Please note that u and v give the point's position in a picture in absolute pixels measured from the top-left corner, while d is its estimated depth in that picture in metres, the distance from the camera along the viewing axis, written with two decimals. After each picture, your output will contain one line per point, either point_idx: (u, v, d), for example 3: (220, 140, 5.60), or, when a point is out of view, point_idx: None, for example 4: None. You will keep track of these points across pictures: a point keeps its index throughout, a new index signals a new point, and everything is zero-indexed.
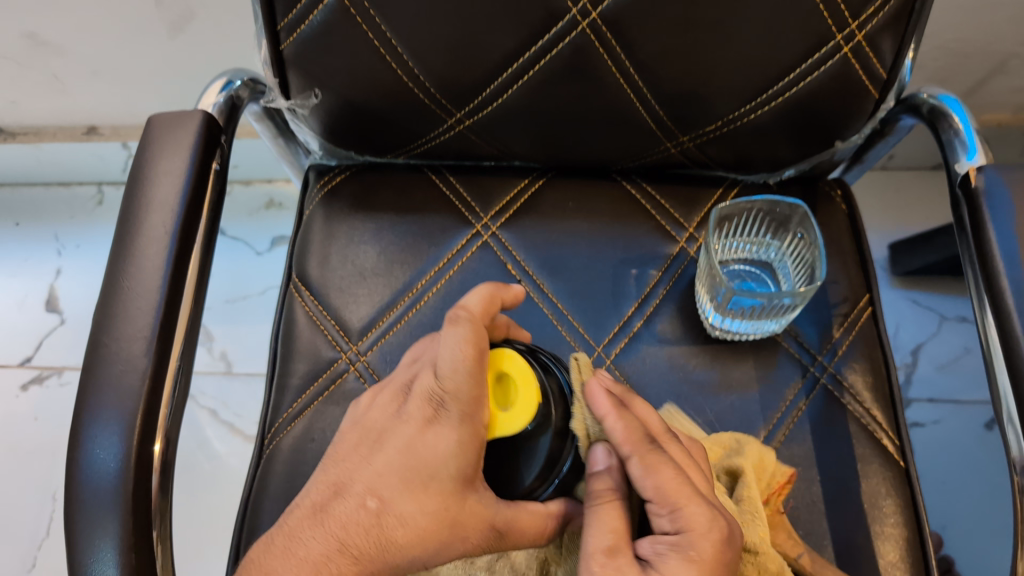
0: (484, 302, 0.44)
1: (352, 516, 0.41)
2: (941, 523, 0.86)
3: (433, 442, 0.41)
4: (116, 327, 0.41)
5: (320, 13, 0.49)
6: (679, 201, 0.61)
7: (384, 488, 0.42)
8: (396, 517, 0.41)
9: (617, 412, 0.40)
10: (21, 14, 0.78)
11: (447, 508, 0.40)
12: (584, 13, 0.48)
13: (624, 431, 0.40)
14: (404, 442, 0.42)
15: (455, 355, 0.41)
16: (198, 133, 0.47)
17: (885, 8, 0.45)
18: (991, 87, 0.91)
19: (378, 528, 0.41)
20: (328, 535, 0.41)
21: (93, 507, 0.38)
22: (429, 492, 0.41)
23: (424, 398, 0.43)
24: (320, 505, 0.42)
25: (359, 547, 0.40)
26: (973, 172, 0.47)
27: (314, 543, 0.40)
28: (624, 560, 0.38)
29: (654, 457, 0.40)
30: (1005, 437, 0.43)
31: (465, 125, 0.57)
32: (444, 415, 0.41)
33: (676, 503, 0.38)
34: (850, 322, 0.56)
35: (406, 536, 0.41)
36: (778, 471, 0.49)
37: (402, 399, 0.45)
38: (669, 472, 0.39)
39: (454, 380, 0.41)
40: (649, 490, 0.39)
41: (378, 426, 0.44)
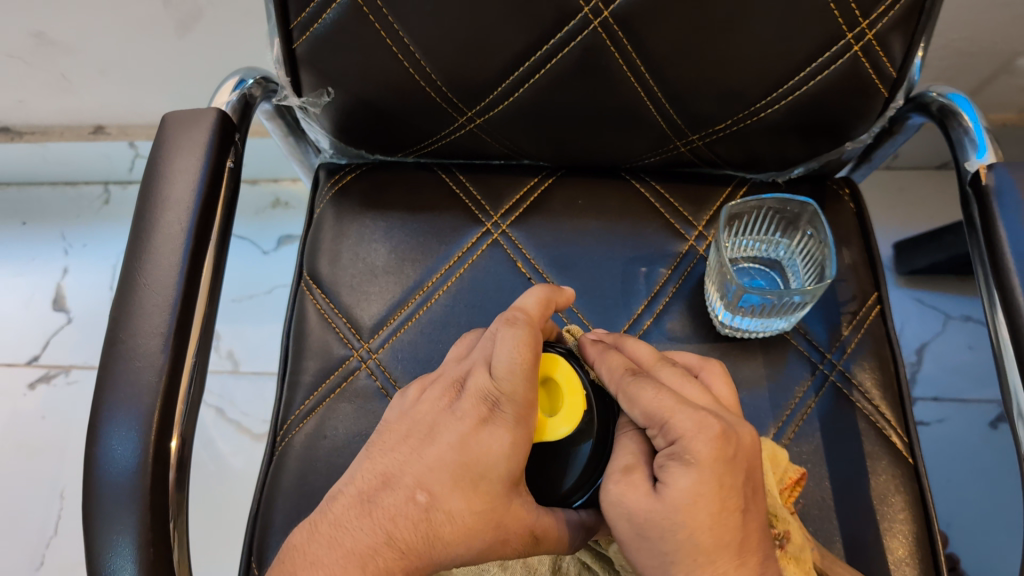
0: (541, 304, 0.45)
1: (400, 509, 0.40)
2: (946, 521, 0.86)
3: (486, 441, 0.41)
4: (133, 324, 0.42)
5: (332, 12, 0.49)
6: (688, 199, 0.61)
7: (433, 482, 0.41)
8: (443, 512, 0.40)
9: (601, 356, 0.44)
10: (30, 13, 0.78)
11: (494, 509, 0.40)
12: (595, 12, 0.48)
13: (608, 369, 0.43)
14: (458, 436, 0.42)
15: (511, 355, 0.41)
16: (212, 130, 0.47)
17: (895, 7, 0.46)
18: (996, 86, 0.92)
19: (426, 523, 0.40)
20: (375, 526, 0.40)
21: (111, 503, 0.39)
22: (478, 491, 0.40)
23: (478, 397, 0.42)
24: (367, 494, 0.42)
25: (406, 541, 0.40)
26: (983, 170, 0.47)
27: (360, 534, 0.40)
28: (638, 475, 0.39)
29: (636, 384, 0.41)
30: (1015, 433, 0.43)
31: (476, 124, 0.57)
32: (498, 416, 0.41)
33: (662, 418, 0.39)
34: (859, 319, 0.56)
35: (453, 533, 0.40)
36: (791, 466, 0.49)
37: (454, 394, 0.44)
38: (649, 391, 0.40)
39: (511, 381, 0.41)
40: (641, 414, 0.40)
41: (428, 418, 0.44)
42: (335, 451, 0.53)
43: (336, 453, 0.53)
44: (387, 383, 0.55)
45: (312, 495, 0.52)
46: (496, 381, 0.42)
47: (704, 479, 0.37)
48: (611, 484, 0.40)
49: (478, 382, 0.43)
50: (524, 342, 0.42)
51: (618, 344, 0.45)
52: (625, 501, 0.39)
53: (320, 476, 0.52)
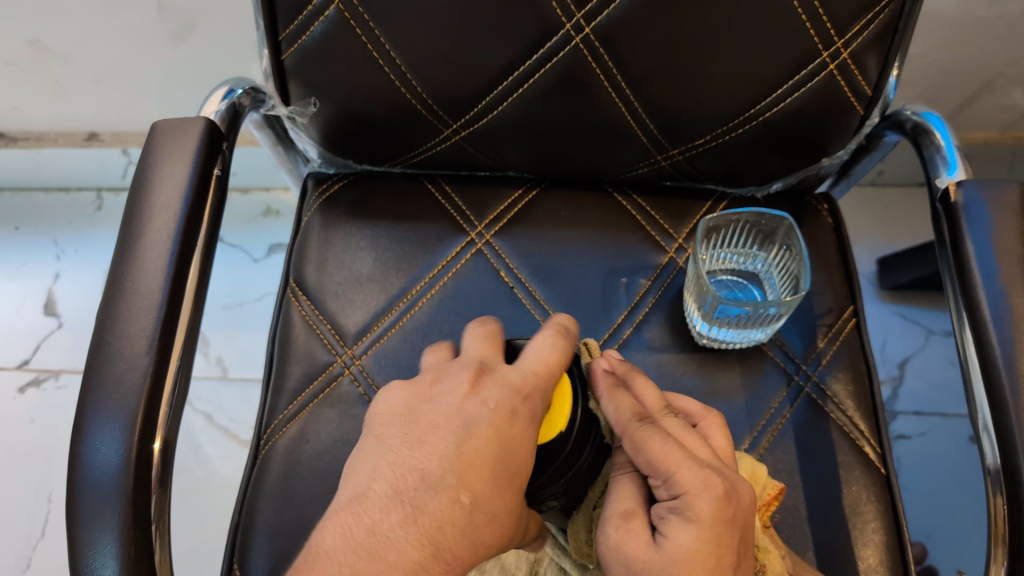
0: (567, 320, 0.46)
1: (444, 513, 0.38)
2: (925, 533, 0.87)
3: (519, 437, 0.40)
4: (118, 327, 0.43)
5: (321, 24, 0.50)
6: (669, 212, 0.62)
7: (474, 481, 0.39)
8: (486, 514, 0.38)
9: (609, 393, 0.44)
10: (26, 21, 0.80)
11: (524, 505, 0.40)
12: (577, 28, 0.50)
13: (616, 410, 0.44)
14: (494, 431, 0.39)
15: (545, 351, 0.43)
16: (201, 139, 0.48)
17: (869, 27, 0.47)
18: (978, 105, 0.93)
19: (470, 527, 0.38)
20: (421, 535, 0.37)
21: (94, 502, 0.39)
22: (513, 491, 0.39)
23: (506, 388, 0.41)
24: (405, 496, 0.38)
25: (450, 548, 0.38)
26: (953, 187, 0.49)
27: (408, 547, 0.37)
28: (637, 523, 0.40)
29: (643, 430, 0.42)
30: (981, 444, 0.44)
31: (462, 135, 0.58)
32: (524, 413, 0.41)
33: (667, 472, 0.40)
34: (835, 332, 0.57)
35: (491, 533, 0.39)
36: (769, 482, 0.49)
37: (472, 385, 0.42)
38: (657, 441, 0.41)
39: (546, 373, 0.42)
40: (645, 463, 0.41)
41: (449, 412, 0.41)
42: (317, 457, 0.54)
43: (318, 458, 0.54)
44: (369, 389, 0.56)
45: (293, 499, 0.52)
46: (529, 374, 0.42)
47: (703, 536, 0.38)
48: (610, 529, 0.40)
49: (497, 374, 0.42)
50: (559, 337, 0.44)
51: (629, 382, 0.45)
52: (623, 549, 0.39)
53: (302, 480, 0.53)
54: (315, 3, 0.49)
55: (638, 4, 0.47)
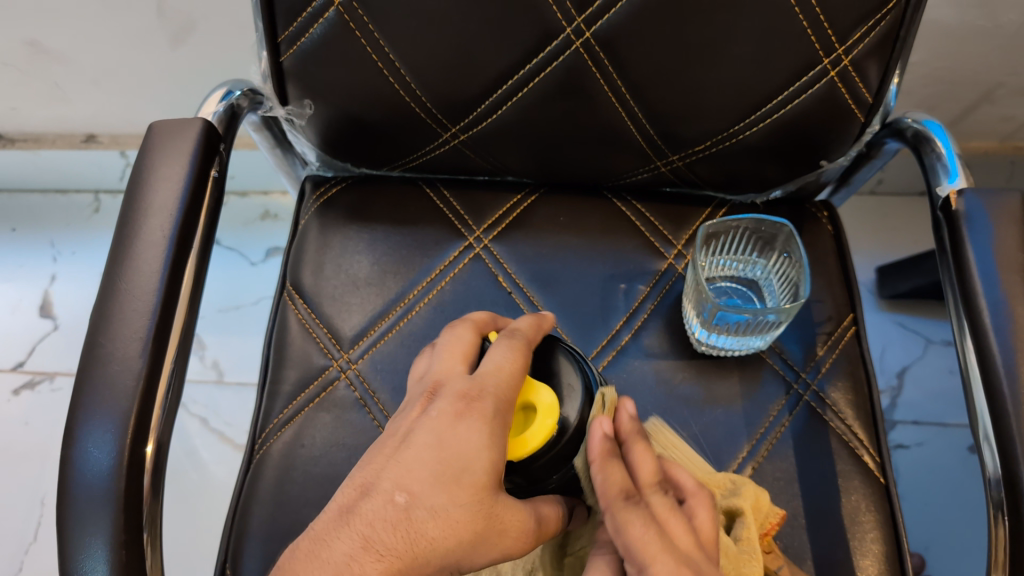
0: (532, 324, 0.46)
1: (379, 512, 0.38)
2: (923, 544, 0.87)
3: (464, 434, 0.39)
4: (112, 328, 0.42)
5: (320, 26, 0.50)
6: (668, 218, 0.62)
7: (413, 482, 0.39)
8: (426, 510, 0.39)
9: (602, 463, 0.42)
10: (24, 22, 0.79)
11: (480, 502, 0.39)
12: (578, 32, 0.49)
13: (604, 482, 0.41)
14: (436, 435, 0.40)
15: (503, 357, 0.42)
16: (198, 141, 0.48)
17: (871, 33, 0.47)
18: (977, 115, 0.93)
19: (408, 523, 0.38)
20: (354, 533, 0.38)
21: (85, 505, 0.39)
22: (461, 485, 0.39)
23: (455, 397, 0.41)
24: (345, 505, 0.39)
25: (387, 544, 0.38)
26: (954, 195, 0.48)
27: (339, 543, 0.38)
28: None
29: (626, 512, 0.40)
30: (982, 455, 0.44)
31: (461, 139, 0.58)
32: (474, 409, 0.40)
33: (643, 564, 0.39)
34: (834, 340, 0.57)
35: (436, 530, 0.38)
36: (771, 510, 0.49)
37: (428, 401, 0.42)
38: (638, 528, 0.40)
39: (495, 377, 0.41)
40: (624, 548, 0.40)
41: (402, 428, 0.42)
42: (312, 461, 0.53)
43: (313, 463, 0.53)
44: (366, 394, 0.56)
45: (288, 504, 0.52)
46: (478, 380, 0.41)
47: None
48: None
49: (450, 384, 0.42)
50: (514, 346, 0.43)
51: (623, 446, 0.43)
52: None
53: (296, 485, 0.53)
54: (315, 5, 0.49)
55: (639, 8, 0.47)
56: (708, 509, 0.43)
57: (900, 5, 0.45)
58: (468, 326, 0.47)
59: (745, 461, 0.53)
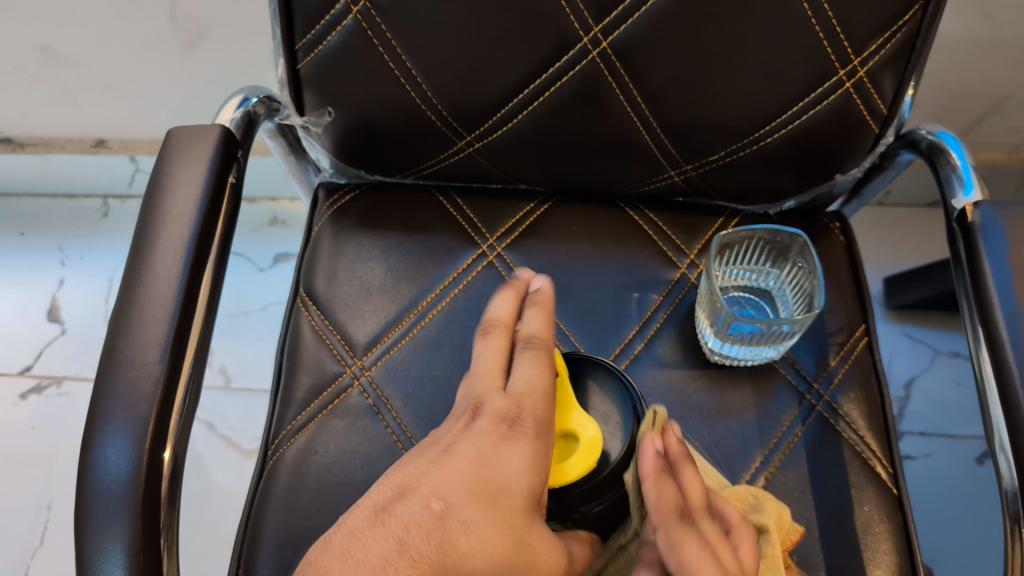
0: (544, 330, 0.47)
1: (415, 516, 0.38)
2: (931, 556, 0.86)
3: (508, 456, 0.41)
4: (131, 334, 0.42)
5: (338, 34, 0.50)
6: (681, 227, 0.62)
7: (452, 493, 0.40)
8: (460, 522, 0.39)
9: (656, 480, 0.44)
10: (37, 27, 0.80)
11: (514, 526, 0.39)
12: (595, 41, 0.50)
13: (658, 499, 0.43)
14: (477, 450, 0.41)
15: (531, 373, 0.45)
16: (216, 147, 0.48)
17: (887, 45, 0.47)
18: (986, 127, 0.93)
19: (442, 531, 0.38)
20: (388, 534, 0.37)
21: (103, 511, 0.39)
22: (498, 506, 0.39)
23: (494, 416, 0.43)
24: (381, 505, 0.39)
25: (421, 551, 0.37)
26: (969, 207, 0.48)
27: (375, 544, 0.37)
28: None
29: (681, 533, 0.42)
30: (997, 466, 0.44)
31: (475, 147, 0.58)
32: (517, 431, 0.42)
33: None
34: (847, 351, 0.57)
35: (469, 543, 0.38)
36: (791, 528, 0.48)
37: (469, 417, 0.44)
38: (692, 546, 0.41)
39: (531, 397, 0.44)
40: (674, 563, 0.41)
41: (443, 441, 0.43)
42: (325, 468, 0.53)
43: (326, 470, 0.53)
44: (379, 401, 0.56)
45: (301, 511, 0.52)
46: (516, 398, 0.44)
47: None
48: None
49: (488, 401, 0.44)
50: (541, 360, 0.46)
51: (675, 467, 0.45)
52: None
53: (310, 491, 0.53)
54: (333, 13, 0.49)
55: (656, 18, 0.47)
56: (752, 540, 0.44)
57: (916, 17, 0.45)
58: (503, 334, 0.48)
59: (758, 471, 0.53)
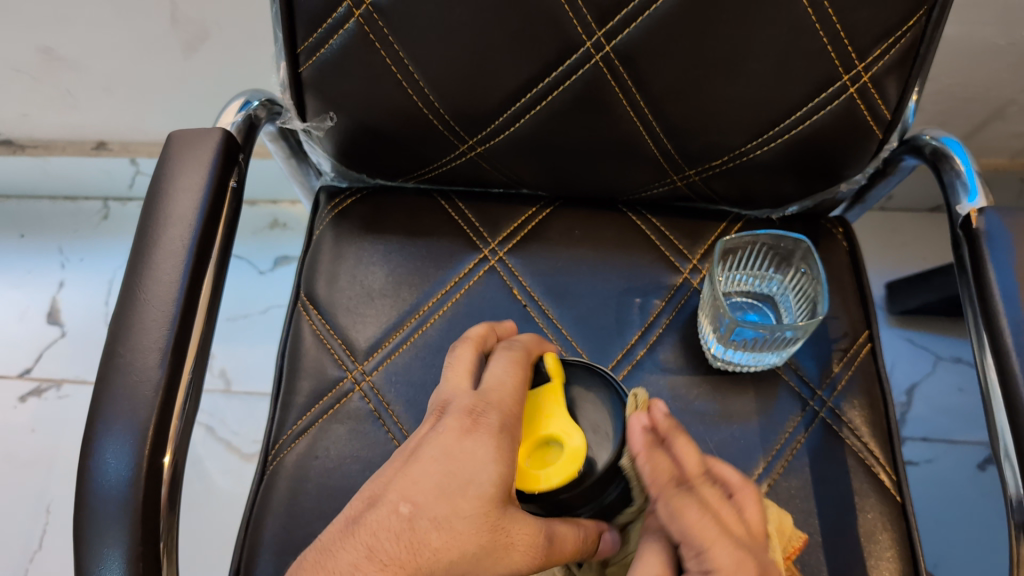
0: (535, 341, 0.48)
1: (384, 521, 0.39)
2: (933, 561, 0.86)
3: (472, 448, 0.40)
4: (132, 339, 0.42)
5: (340, 37, 0.50)
6: (684, 232, 0.62)
7: (418, 493, 0.40)
8: (429, 520, 0.39)
9: (648, 452, 0.43)
10: (38, 29, 0.79)
11: (486, 515, 0.39)
12: (598, 46, 0.49)
13: (653, 472, 0.43)
14: (442, 448, 0.41)
15: (506, 371, 0.44)
16: (217, 151, 0.47)
17: (891, 50, 0.47)
18: (989, 132, 0.93)
19: (411, 533, 0.38)
20: (357, 543, 0.38)
21: (102, 516, 0.39)
22: (466, 496, 0.39)
23: (461, 412, 0.43)
24: (352, 517, 0.39)
25: (390, 553, 0.37)
26: (975, 214, 0.48)
27: (344, 554, 0.38)
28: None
29: (681, 498, 0.42)
30: (1003, 474, 0.43)
31: (477, 152, 0.58)
32: (483, 424, 0.41)
33: (701, 546, 0.40)
34: (850, 357, 0.57)
35: (441, 539, 0.38)
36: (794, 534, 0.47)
37: (436, 418, 0.44)
38: (694, 513, 0.41)
39: (498, 393, 0.43)
40: (678, 532, 0.41)
41: (413, 443, 0.43)
42: (326, 473, 0.53)
43: (326, 475, 0.53)
44: (380, 406, 0.55)
45: (302, 516, 0.52)
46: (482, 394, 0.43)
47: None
48: None
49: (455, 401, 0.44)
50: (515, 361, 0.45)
51: (667, 438, 0.45)
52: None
53: (310, 496, 0.52)
54: (336, 16, 0.49)
55: (660, 22, 0.47)
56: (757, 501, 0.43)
57: (921, 23, 0.45)
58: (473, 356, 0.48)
59: (761, 478, 0.53)
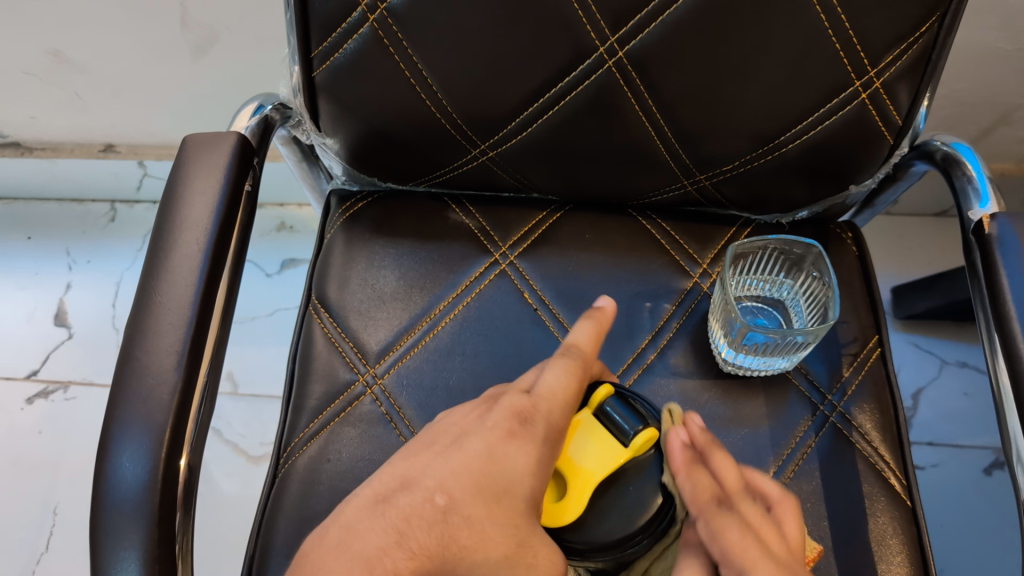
0: (593, 337, 0.47)
1: (417, 508, 0.39)
2: (940, 566, 0.86)
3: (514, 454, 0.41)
4: (147, 342, 0.42)
5: (354, 42, 0.50)
6: (693, 237, 0.62)
7: (456, 486, 0.40)
8: (462, 518, 0.39)
9: (688, 471, 0.44)
10: (48, 31, 0.80)
11: (516, 527, 0.39)
12: (611, 51, 0.50)
13: (693, 490, 0.44)
14: (486, 446, 0.41)
15: (558, 379, 0.45)
16: (233, 155, 0.48)
17: (904, 56, 0.47)
18: (995, 136, 0.93)
19: (444, 525, 0.39)
20: (388, 526, 0.38)
21: (120, 518, 0.39)
22: (501, 505, 0.40)
23: (509, 412, 0.43)
24: (381, 496, 0.40)
25: (420, 544, 0.38)
26: (986, 219, 0.48)
27: (371, 535, 0.38)
28: None
29: (721, 518, 0.41)
30: (1015, 479, 0.44)
31: (488, 156, 0.58)
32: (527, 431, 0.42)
33: (741, 567, 0.39)
34: (860, 361, 0.57)
35: (471, 539, 0.39)
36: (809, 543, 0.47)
37: (485, 408, 0.44)
38: (734, 533, 0.40)
39: (549, 403, 0.44)
40: (717, 551, 0.40)
41: (454, 428, 0.43)
42: (337, 476, 0.53)
43: (338, 478, 0.53)
44: (391, 409, 0.55)
45: (314, 519, 0.52)
46: (533, 399, 0.43)
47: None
48: None
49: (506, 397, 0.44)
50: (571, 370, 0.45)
51: (704, 456, 0.45)
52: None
53: (322, 500, 0.52)
54: (350, 21, 0.49)
55: (673, 27, 0.47)
56: (795, 513, 0.42)
57: (933, 29, 0.45)
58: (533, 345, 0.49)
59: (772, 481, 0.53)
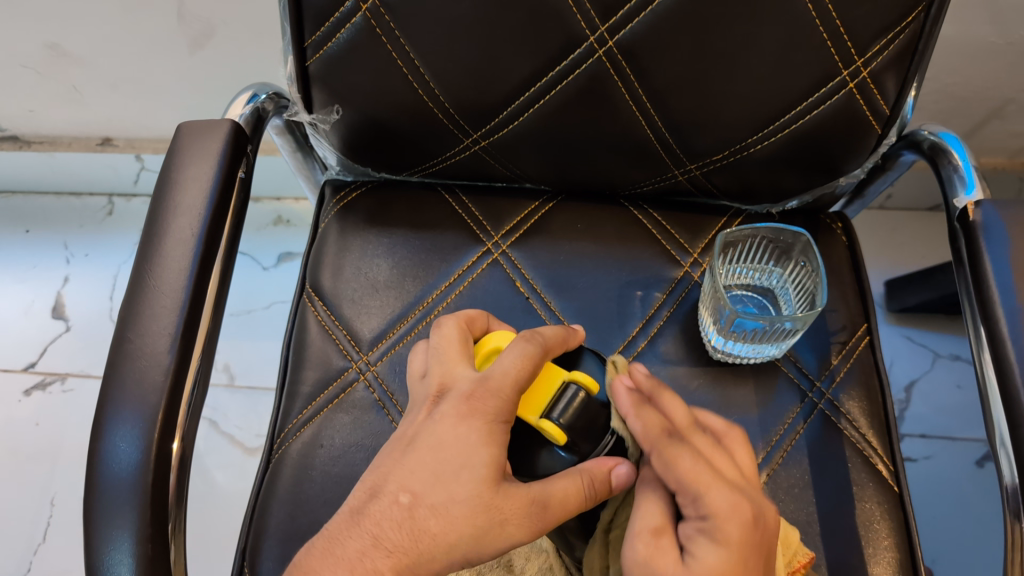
0: (558, 335, 0.45)
1: (385, 512, 0.40)
2: (931, 557, 0.87)
3: (464, 434, 0.41)
4: (141, 323, 0.43)
5: (346, 32, 0.50)
6: (685, 227, 0.63)
7: (416, 482, 0.41)
8: (428, 508, 0.40)
9: (637, 410, 0.43)
10: (46, 26, 0.80)
11: (479, 496, 0.40)
12: (601, 41, 0.50)
13: (644, 427, 0.42)
14: (437, 437, 0.41)
15: (513, 361, 0.42)
16: (226, 142, 0.48)
17: (890, 46, 0.47)
18: (988, 131, 0.94)
19: (411, 521, 0.40)
20: (363, 532, 0.40)
21: (112, 501, 0.39)
22: (460, 481, 0.40)
23: (458, 399, 0.42)
24: (356, 506, 0.41)
25: (394, 541, 0.39)
26: (971, 206, 0.49)
27: (352, 542, 0.40)
28: (666, 541, 0.40)
29: (674, 447, 0.42)
30: (998, 463, 0.44)
31: (481, 145, 0.59)
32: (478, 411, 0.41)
33: (697, 492, 0.40)
34: (848, 350, 0.57)
35: (439, 526, 0.40)
36: (800, 550, 0.47)
37: (433, 403, 0.43)
38: (688, 461, 0.41)
39: (499, 380, 0.41)
40: (672, 481, 0.41)
41: (409, 431, 0.43)
42: (331, 462, 0.54)
43: (332, 463, 0.54)
44: (384, 395, 0.56)
45: (308, 503, 0.52)
46: (482, 381, 0.41)
47: (733, 562, 0.38)
48: (639, 543, 0.40)
49: (455, 389, 0.43)
50: (529, 355, 0.42)
51: (652, 396, 0.44)
52: (652, 564, 0.40)
53: (315, 485, 0.53)
54: (343, 10, 0.49)
55: (660, 18, 0.48)
56: (743, 442, 0.46)
57: (920, 19, 0.45)
58: (455, 321, 0.47)
59: (759, 468, 0.54)
